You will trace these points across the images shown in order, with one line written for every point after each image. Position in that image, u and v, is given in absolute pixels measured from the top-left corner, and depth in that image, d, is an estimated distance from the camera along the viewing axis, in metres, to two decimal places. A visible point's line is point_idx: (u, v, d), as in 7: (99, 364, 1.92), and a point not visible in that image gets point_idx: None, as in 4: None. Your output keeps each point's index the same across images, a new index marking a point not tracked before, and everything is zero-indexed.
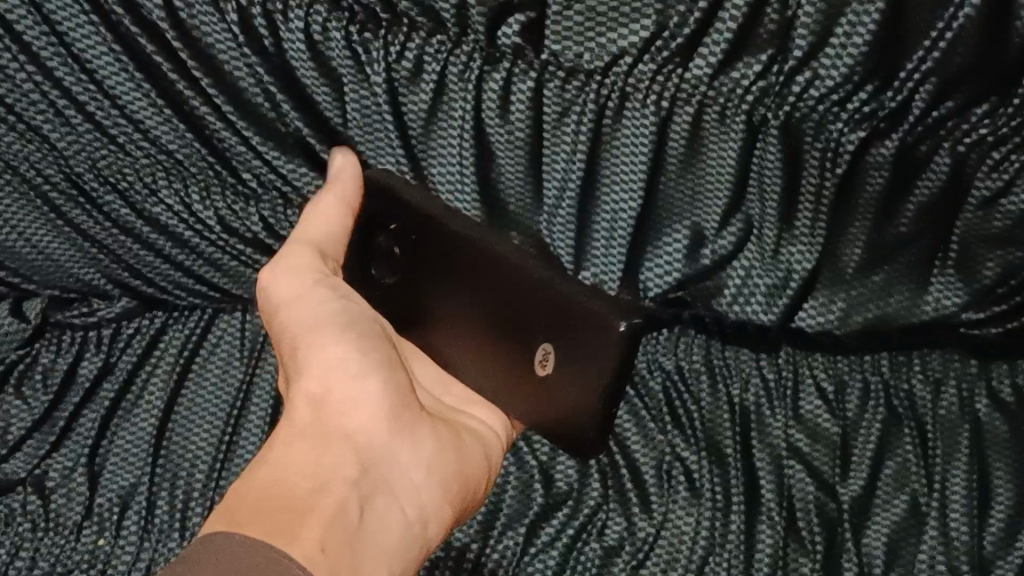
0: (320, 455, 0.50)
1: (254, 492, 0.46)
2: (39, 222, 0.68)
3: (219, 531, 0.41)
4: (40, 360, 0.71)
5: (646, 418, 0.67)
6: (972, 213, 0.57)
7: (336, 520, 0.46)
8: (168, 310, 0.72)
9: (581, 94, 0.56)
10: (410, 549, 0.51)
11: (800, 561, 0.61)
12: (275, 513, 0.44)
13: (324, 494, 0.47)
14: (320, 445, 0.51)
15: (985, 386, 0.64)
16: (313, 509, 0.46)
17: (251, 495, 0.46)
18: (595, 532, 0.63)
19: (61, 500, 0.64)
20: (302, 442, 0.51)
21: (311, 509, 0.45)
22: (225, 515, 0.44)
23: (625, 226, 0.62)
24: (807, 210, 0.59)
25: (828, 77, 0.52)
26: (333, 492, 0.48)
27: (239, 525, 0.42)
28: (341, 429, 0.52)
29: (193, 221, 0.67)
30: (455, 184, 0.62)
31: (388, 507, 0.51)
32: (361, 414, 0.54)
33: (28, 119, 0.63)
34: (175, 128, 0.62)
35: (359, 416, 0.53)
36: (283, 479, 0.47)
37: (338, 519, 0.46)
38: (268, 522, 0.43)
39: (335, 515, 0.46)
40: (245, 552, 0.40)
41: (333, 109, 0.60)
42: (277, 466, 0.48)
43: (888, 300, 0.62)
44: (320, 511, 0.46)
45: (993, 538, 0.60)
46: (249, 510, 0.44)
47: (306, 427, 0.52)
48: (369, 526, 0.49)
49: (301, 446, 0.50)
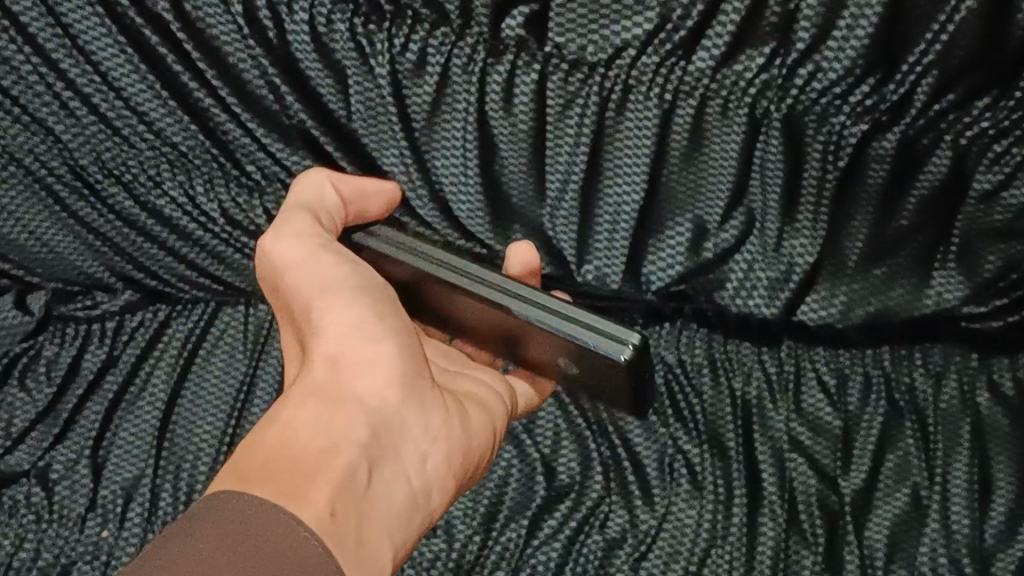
0: (330, 418, 0.50)
1: (264, 452, 0.46)
2: (44, 213, 0.68)
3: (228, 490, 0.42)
4: (44, 353, 0.71)
5: (648, 409, 0.67)
6: (974, 206, 0.57)
7: (345, 483, 0.46)
8: (172, 304, 0.73)
9: (584, 87, 0.56)
10: (414, 518, 0.51)
11: (801, 555, 0.60)
12: (286, 473, 0.45)
13: (334, 455, 0.48)
14: (330, 407, 0.51)
15: (987, 380, 0.65)
16: (323, 472, 0.46)
17: (261, 454, 0.46)
18: (597, 525, 0.63)
19: (64, 492, 0.64)
20: (313, 402, 0.51)
21: (321, 472, 0.46)
22: (237, 471, 0.44)
23: (628, 220, 0.62)
24: (808, 205, 0.59)
25: (830, 70, 0.52)
26: (343, 455, 0.48)
27: (250, 484, 0.43)
28: (355, 393, 0.52)
29: (196, 214, 0.67)
30: (456, 179, 0.62)
31: (395, 473, 0.51)
32: (375, 378, 0.53)
33: (32, 112, 0.63)
34: (179, 121, 0.62)
35: (373, 379, 0.53)
36: (293, 439, 0.48)
37: (347, 482, 0.47)
38: (278, 481, 0.44)
39: (344, 478, 0.47)
40: (265, 517, 0.40)
41: (337, 101, 0.60)
42: (287, 426, 0.48)
43: (890, 293, 0.63)
44: (330, 473, 0.46)
45: (994, 531, 0.60)
46: (259, 469, 0.44)
47: (320, 388, 0.52)
48: (377, 492, 0.49)
49: (313, 406, 0.50)
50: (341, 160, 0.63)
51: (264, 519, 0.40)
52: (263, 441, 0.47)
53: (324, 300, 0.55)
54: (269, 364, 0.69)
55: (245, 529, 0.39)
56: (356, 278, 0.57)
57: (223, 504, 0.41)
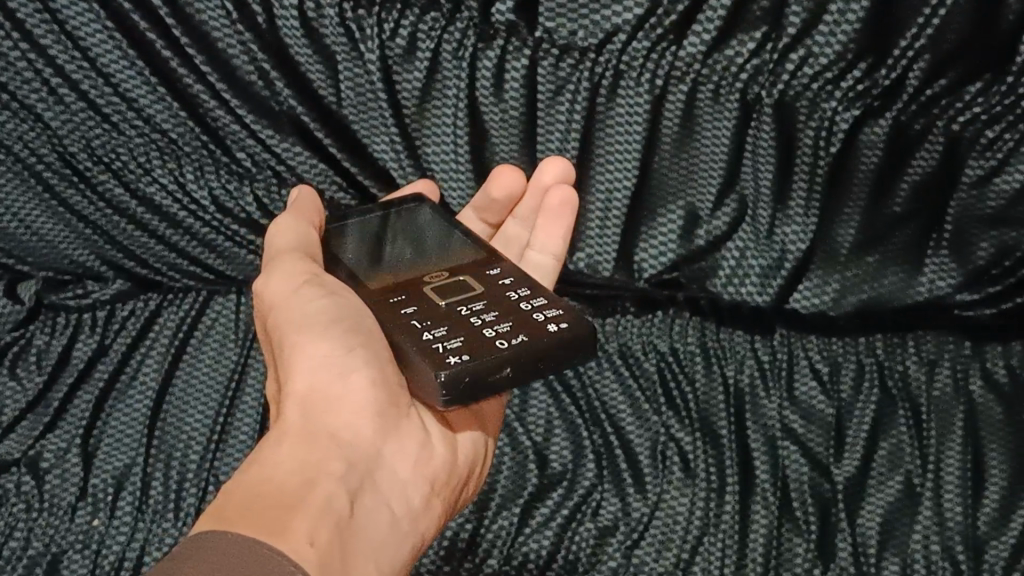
0: (308, 455, 0.49)
1: (243, 493, 0.45)
2: (35, 202, 0.67)
3: (207, 531, 0.41)
4: (35, 342, 0.70)
5: (641, 398, 0.67)
6: (967, 191, 0.57)
7: (324, 518, 0.45)
8: (163, 292, 0.72)
9: (574, 72, 0.56)
10: (397, 548, 0.51)
11: (794, 542, 0.60)
12: (263, 512, 0.44)
13: (313, 491, 0.47)
14: (308, 443, 0.50)
15: (980, 368, 0.65)
16: (305, 512, 0.45)
17: (238, 495, 0.45)
18: (590, 513, 0.62)
19: (55, 481, 0.64)
20: (289, 440, 0.50)
21: (302, 510, 0.45)
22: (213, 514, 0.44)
23: (619, 207, 0.62)
24: (801, 188, 0.59)
25: (821, 55, 0.52)
26: (323, 490, 0.47)
27: (232, 523, 0.42)
28: (332, 425, 0.51)
29: (187, 201, 0.67)
30: (449, 163, 0.62)
31: (375, 503, 0.50)
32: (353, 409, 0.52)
33: (22, 99, 0.63)
34: (169, 107, 0.62)
35: (351, 409, 0.51)
36: (270, 479, 0.46)
37: (327, 516, 0.46)
38: (257, 522, 0.43)
39: (324, 512, 0.46)
40: (239, 547, 0.40)
41: (327, 86, 0.59)
42: (264, 467, 0.47)
43: (882, 281, 0.62)
44: (308, 507, 0.45)
45: (987, 518, 0.59)
46: (238, 513, 0.43)
47: (298, 423, 0.51)
48: (359, 525, 0.48)
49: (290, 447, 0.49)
50: (330, 146, 0.62)
51: (246, 552, 0.40)
52: (239, 483, 0.46)
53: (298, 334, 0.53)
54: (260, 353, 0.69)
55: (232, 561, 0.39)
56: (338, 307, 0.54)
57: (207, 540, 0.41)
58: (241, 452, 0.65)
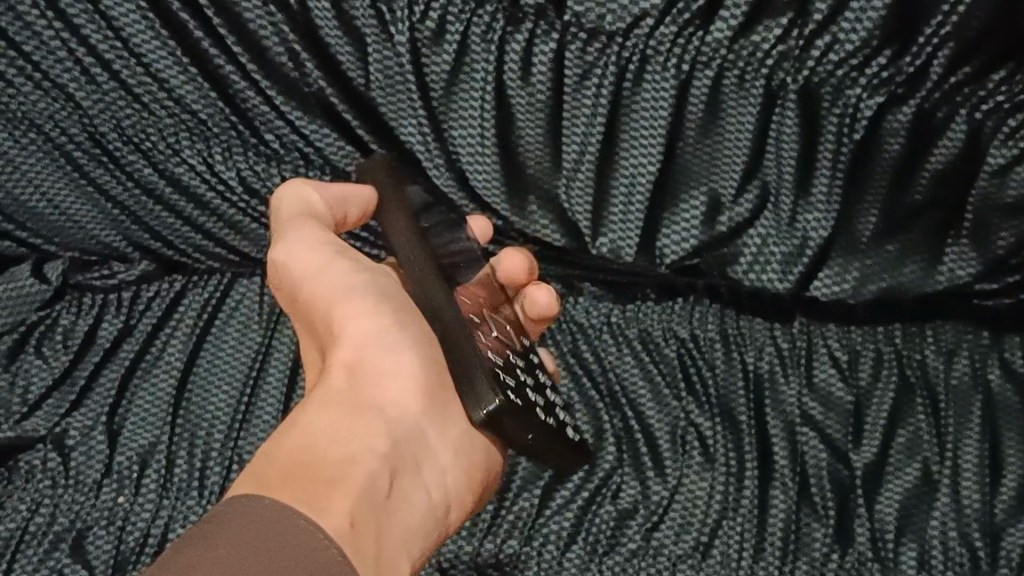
0: (349, 428, 0.50)
1: (284, 460, 0.46)
2: (63, 180, 0.68)
3: (253, 498, 0.41)
4: (61, 321, 0.71)
5: (660, 381, 0.67)
6: (987, 181, 0.57)
7: (364, 494, 0.46)
8: (188, 275, 0.73)
9: (601, 57, 0.57)
10: (428, 533, 0.51)
11: (812, 526, 0.60)
12: (303, 480, 0.44)
13: (354, 466, 0.47)
14: (349, 417, 0.51)
15: (998, 358, 0.64)
16: (345, 486, 0.45)
17: (279, 462, 0.45)
18: (609, 495, 0.63)
19: (80, 458, 0.65)
20: (333, 410, 0.51)
21: (342, 486, 0.45)
22: (254, 478, 0.44)
23: (643, 191, 0.63)
24: (824, 175, 0.60)
25: (846, 41, 0.53)
26: (367, 461, 0.48)
27: (272, 490, 0.42)
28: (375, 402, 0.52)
29: (214, 181, 0.68)
30: (474, 148, 0.63)
31: (409, 487, 0.51)
32: (394, 389, 0.53)
33: (53, 78, 0.63)
34: (199, 88, 0.63)
35: (394, 391, 0.53)
36: (311, 447, 0.47)
37: (365, 492, 0.46)
38: (299, 490, 0.43)
39: (363, 488, 0.46)
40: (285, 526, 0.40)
41: (356, 68, 0.60)
42: (308, 435, 0.48)
43: (902, 270, 0.63)
44: (348, 484, 0.45)
45: (1005, 505, 0.59)
46: (280, 479, 0.44)
47: (340, 397, 0.52)
48: (396, 503, 0.49)
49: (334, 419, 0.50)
50: (359, 129, 0.64)
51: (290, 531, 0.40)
52: (281, 450, 0.47)
53: (342, 309, 0.55)
54: (284, 330, 0.70)
55: (269, 530, 0.39)
56: (373, 285, 0.56)
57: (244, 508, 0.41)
58: (265, 432, 0.66)
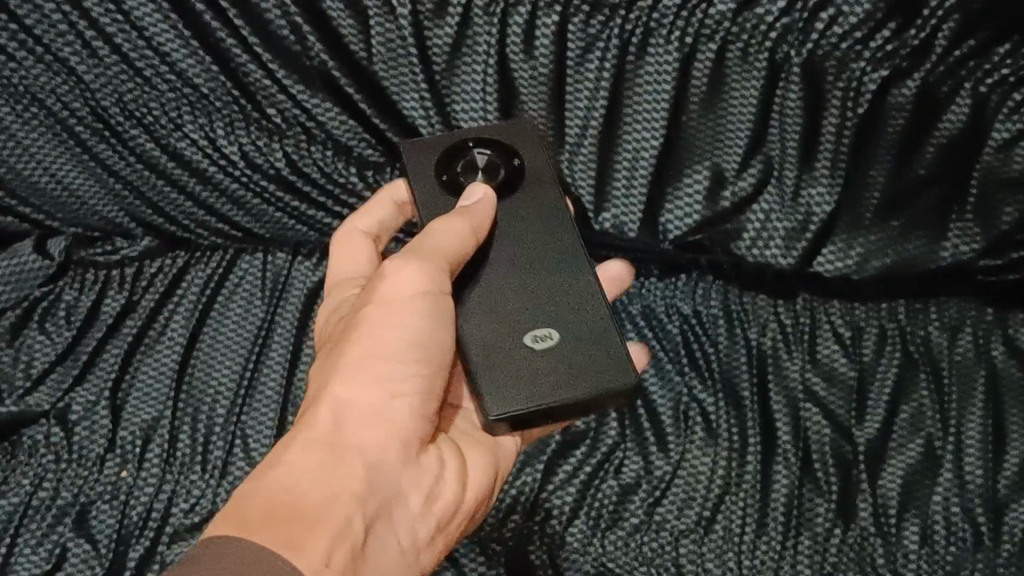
0: (331, 468, 0.45)
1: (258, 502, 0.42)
2: (66, 155, 0.68)
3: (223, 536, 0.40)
4: (63, 297, 0.71)
5: (663, 358, 0.67)
6: (991, 156, 0.57)
7: (341, 542, 0.43)
8: (190, 251, 0.74)
9: (604, 30, 0.57)
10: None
11: (815, 502, 0.60)
12: (279, 523, 0.41)
13: (332, 510, 0.43)
14: (335, 454, 0.46)
15: (1002, 335, 0.64)
16: (324, 536, 0.42)
17: (250, 507, 0.42)
18: (612, 470, 0.63)
19: (84, 432, 0.65)
20: (314, 450, 0.46)
21: (315, 531, 0.42)
22: (225, 521, 0.41)
23: (646, 166, 0.63)
24: (828, 146, 0.59)
25: (851, 14, 0.52)
26: (341, 514, 0.44)
27: (249, 531, 0.40)
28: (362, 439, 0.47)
29: (216, 156, 0.68)
30: (477, 121, 0.63)
31: (387, 532, 0.47)
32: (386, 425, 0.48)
33: (55, 52, 0.63)
34: (201, 62, 0.63)
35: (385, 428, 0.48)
36: (289, 489, 0.43)
37: (341, 543, 0.43)
38: (276, 534, 0.40)
39: (339, 538, 0.43)
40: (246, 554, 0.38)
41: (357, 41, 0.60)
42: (287, 474, 0.44)
43: (905, 246, 0.63)
44: (323, 530, 0.42)
45: (1008, 482, 0.59)
46: (257, 521, 0.41)
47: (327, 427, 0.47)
48: (369, 555, 0.45)
49: (318, 455, 0.45)
50: (360, 102, 0.63)
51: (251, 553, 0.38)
52: (257, 488, 0.43)
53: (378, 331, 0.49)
54: (286, 307, 0.70)
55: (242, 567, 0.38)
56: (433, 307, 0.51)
57: (218, 544, 0.39)
58: (269, 408, 0.65)
